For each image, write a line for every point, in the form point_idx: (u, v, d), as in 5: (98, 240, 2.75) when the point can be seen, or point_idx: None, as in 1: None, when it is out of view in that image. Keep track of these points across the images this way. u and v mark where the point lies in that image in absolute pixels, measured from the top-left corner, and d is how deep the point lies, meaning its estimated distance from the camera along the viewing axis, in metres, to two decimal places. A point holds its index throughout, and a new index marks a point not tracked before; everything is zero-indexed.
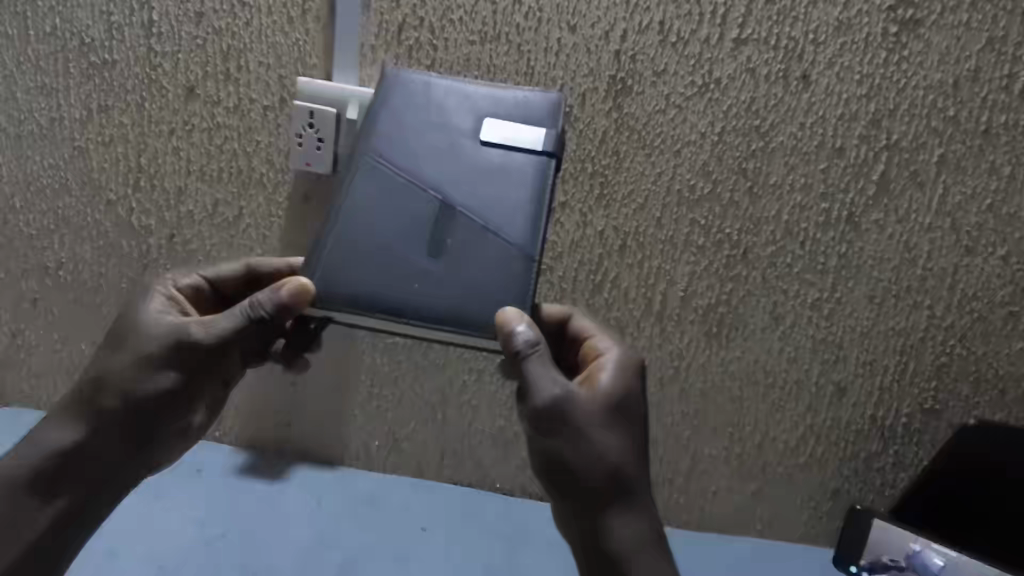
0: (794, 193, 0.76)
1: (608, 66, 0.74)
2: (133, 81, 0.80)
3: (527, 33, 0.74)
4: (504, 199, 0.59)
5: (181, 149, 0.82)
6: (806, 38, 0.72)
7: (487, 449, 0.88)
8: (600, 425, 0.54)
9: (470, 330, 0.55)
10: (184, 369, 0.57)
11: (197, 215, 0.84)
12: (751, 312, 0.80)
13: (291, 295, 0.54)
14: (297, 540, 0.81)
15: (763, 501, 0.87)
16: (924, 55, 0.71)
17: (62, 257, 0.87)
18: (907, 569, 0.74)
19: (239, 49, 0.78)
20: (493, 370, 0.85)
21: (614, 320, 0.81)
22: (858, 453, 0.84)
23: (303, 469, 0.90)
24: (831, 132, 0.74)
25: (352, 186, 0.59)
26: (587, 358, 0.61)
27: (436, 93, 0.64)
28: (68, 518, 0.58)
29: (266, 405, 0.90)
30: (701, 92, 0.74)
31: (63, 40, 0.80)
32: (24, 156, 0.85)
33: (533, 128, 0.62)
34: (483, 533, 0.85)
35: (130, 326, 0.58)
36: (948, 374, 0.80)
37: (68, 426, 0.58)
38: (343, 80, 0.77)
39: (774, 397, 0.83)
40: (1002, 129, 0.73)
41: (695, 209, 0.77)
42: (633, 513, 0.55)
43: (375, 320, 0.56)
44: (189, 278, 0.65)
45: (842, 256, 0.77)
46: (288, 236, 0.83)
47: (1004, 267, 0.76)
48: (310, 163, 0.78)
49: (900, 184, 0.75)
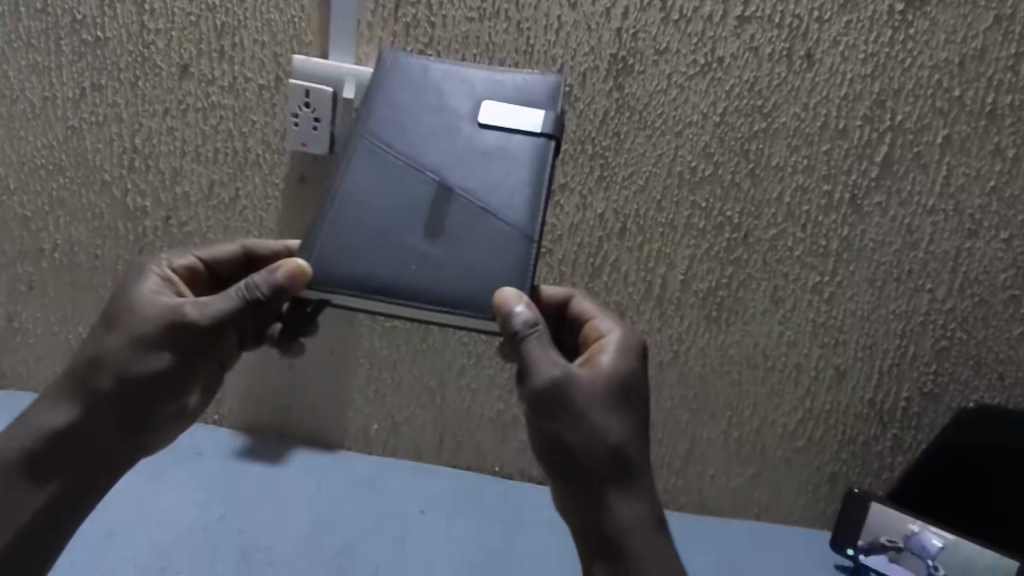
0: (796, 174, 0.75)
1: (609, 44, 0.73)
2: (127, 59, 0.79)
3: (527, 10, 0.73)
4: (503, 181, 0.58)
5: (176, 129, 0.81)
6: (810, 15, 0.71)
7: (486, 432, 0.88)
8: (602, 406, 0.53)
9: (470, 312, 0.54)
10: (179, 350, 0.56)
11: (193, 196, 0.83)
12: (752, 296, 0.79)
13: (288, 276, 0.54)
14: (296, 522, 0.81)
15: (761, 485, 0.86)
16: (930, 33, 0.71)
17: (58, 239, 0.86)
18: (904, 551, 0.75)
19: (233, 26, 0.77)
20: (491, 353, 0.85)
21: (613, 302, 0.81)
22: (856, 437, 0.83)
23: (303, 452, 0.90)
24: (834, 113, 0.73)
25: (347, 169, 0.58)
26: (588, 340, 0.61)
27: (433, 76, 0.63)
28: (62, 501, 0.57)
29: (264, 388, 0.89)
30: (703, 71, 0.73)
31: (55, 17, 0.79)
32: (17, 136, 0.84)
33: (532, 110, 0.61)
34: (482, 515, 0.84)
35: (124, 306, 0.57)
36: (948, 358, 0.80)
37: (61, 407, 0.57)
38: (339, 58, 0.76)
39: (773, 380, 0.82)
40: (1008, 110, 0.72)
41: (697, 190, 0.76)
42: (633, 494, 0.54)
43: (372, 302, 0.55)
44: (184, 258, 0.63)
45: (844, 239, 0.76)
46: (284, 218, 0.82)
47: (1007, 250, 0.76)
48: (305, 143, 0.77)
49: (903, 165, 0.74)
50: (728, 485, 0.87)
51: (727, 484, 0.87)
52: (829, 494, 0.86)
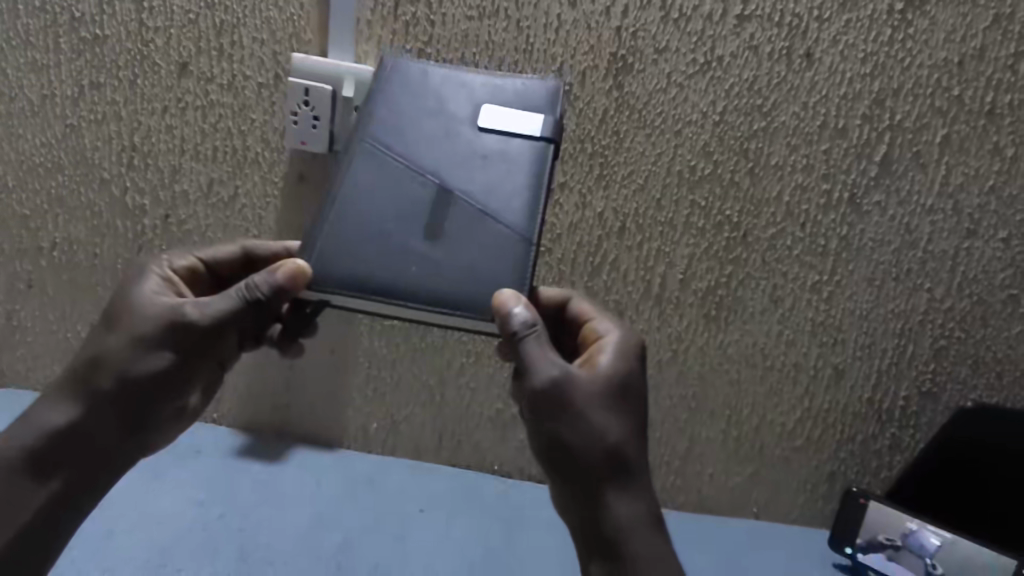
0: (796, 173, 0.75)
1: (609, 43, 0.73)
2: (126, 57, 0.79)
3: (527, 9, 0.73)
4: (502, 184, 0.58)
5: (175, 127, 0.81)
6: (810, 14, 0.71)
7: (485, 431, 0.88)
8: (601, 406, 0.53)
9: (470, 313, 0.54)
10: (179, 350, 0.56)
11: (193, 195, 0.83)
12: (751, 295, 0.79)
13: (289, 277, 0.54)
14: (296, 521, 0.80)
15: (760, 484, 0.86)
16: (930, 32, 0.71)
17: (56, 237, 0.86)
18: (903, 549, 0.76)
19: (232, 24, 0.77)
20: (491, 352, 0.85)
21: (612, 302, 0.81)
22: (855, 436, 0.83)
23: (302, 451, 0.90)
24: (833, 112, 0.73)
25: (347, 171, 0.58)
26: (587, 340, 0.61)
27: (433, 80, 0.63)
28: (62, 500, 0.57)
29: (263, 388, 0.89)
30: (702, 70, 0.73)
31: (53, 15, 0.79)
32: (16, 134, 0.83)
33: (531, 115, 0.61)
34: (482, 514, 0.84)
35: (125, 306, 0.57)
36: (947, 357, 0.80)
37: (62, 406, 0.57)
38: (338, 56, 0.76)
39: (772, 380, 0.82)
40: (1007, 109, 0.72)
41: (696, 189, 0.76)
42: (631, 493, 0.54)
43: (372, 303, 0.55)
44: (185, 259, 0.63)
45: (842, 238, 0.77)
46: (283, 217, 0.82)
47: (1005, 249, 0.76)
48: (304, 141, 0.77)
49: (902, 165, 0.74)
50: (727, 484, 0.87)
51: (726, 483, 0.87)
52: (827, 494, 0.86)
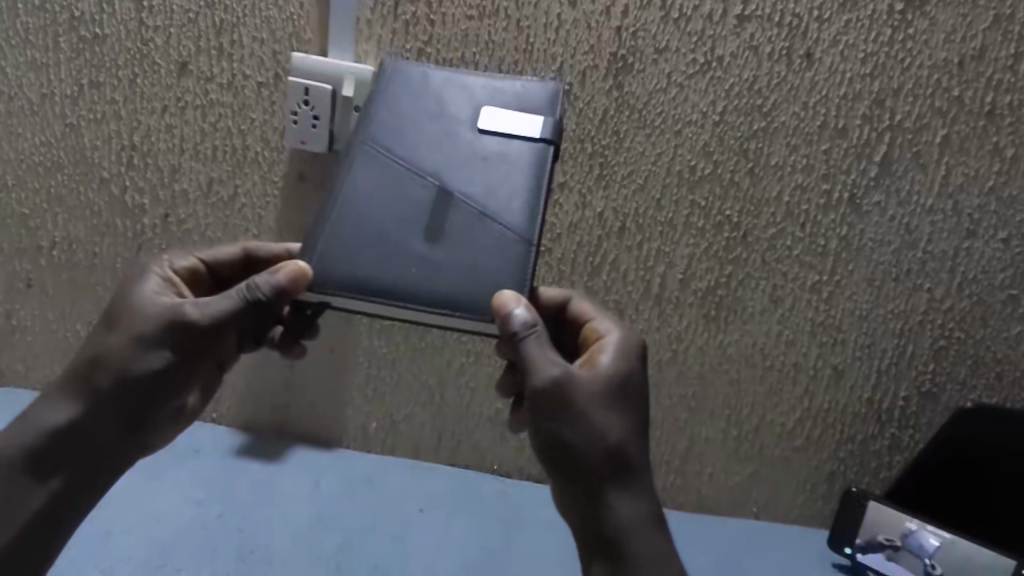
0: (796, 173, 0.75)
1: (609, 42, 0.73)
2: (126, 56, 0.79)
3: (527, 8, 0.73)
4: (502, 186, 0.58)
5: (174, 126, 0.81)
6: (810, 14, 0.71)
7: (484, 432, 0.88)
8: (602, 406, 0.53)
9: (470, 314, 0.54)
10: (178, 350, 0.56)
11: (192, 194, 0.82)
12: (751, 295, 0.79)
13: (290, 278, 0.54)
14: (296, 520, 0.80)
15: (759, 484, 0.86)
16: (930, 33, 0.71)
17: (56, 236, 0.86)
18: (902, 549, 0.75)
19: (232, 23, 0.77)
20: (490, 352, 0.85)
21: (612, 302, 0.81)
22: (854, 436, 0.83)
23: (302, 451, 0.90)
24: (833, 112, 0.73)
25: (348, 172, 0.58)
26: (588, 340, 0.61)
27: (434, 83, 0.63)
28: (62, 500, 0.57)
29: (263, 387, 0.89)
30: (702, 70, 0.73)
31: (53, 14, 0.79)
32: (16, 134, 0.83)
33: (531, 116, 0.61)
34: (482, 514, 0.84)
35: (125, 306, 0.57)
36: (946, 357, 0.80)
37: (62, 405, 0.57)
38: (338, 56, 0.76)
39: (772, 380, 0.82)
40: (1006, 110, 0.72)
41: (695, 189, 0.76)
42: (633, 492, 0.54)
43: (371, 304, 0.54)
44: (186, 260, 0.63)
45: (842, 238, 0.77)
46: (284, 216, 0.82)
47: (1005, 249, 0.76)
48: (304, 141, 0.77)
49: (902, 165, 0.74)
50: (726, 483, 0.87)
51: (725, 483, 0.87)
52: (827, 494, 0.86)
